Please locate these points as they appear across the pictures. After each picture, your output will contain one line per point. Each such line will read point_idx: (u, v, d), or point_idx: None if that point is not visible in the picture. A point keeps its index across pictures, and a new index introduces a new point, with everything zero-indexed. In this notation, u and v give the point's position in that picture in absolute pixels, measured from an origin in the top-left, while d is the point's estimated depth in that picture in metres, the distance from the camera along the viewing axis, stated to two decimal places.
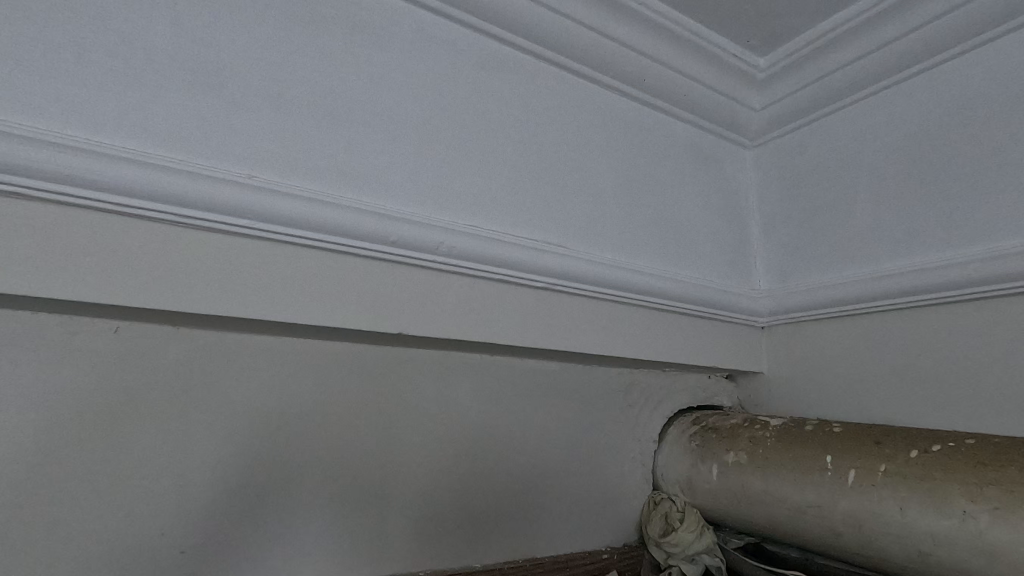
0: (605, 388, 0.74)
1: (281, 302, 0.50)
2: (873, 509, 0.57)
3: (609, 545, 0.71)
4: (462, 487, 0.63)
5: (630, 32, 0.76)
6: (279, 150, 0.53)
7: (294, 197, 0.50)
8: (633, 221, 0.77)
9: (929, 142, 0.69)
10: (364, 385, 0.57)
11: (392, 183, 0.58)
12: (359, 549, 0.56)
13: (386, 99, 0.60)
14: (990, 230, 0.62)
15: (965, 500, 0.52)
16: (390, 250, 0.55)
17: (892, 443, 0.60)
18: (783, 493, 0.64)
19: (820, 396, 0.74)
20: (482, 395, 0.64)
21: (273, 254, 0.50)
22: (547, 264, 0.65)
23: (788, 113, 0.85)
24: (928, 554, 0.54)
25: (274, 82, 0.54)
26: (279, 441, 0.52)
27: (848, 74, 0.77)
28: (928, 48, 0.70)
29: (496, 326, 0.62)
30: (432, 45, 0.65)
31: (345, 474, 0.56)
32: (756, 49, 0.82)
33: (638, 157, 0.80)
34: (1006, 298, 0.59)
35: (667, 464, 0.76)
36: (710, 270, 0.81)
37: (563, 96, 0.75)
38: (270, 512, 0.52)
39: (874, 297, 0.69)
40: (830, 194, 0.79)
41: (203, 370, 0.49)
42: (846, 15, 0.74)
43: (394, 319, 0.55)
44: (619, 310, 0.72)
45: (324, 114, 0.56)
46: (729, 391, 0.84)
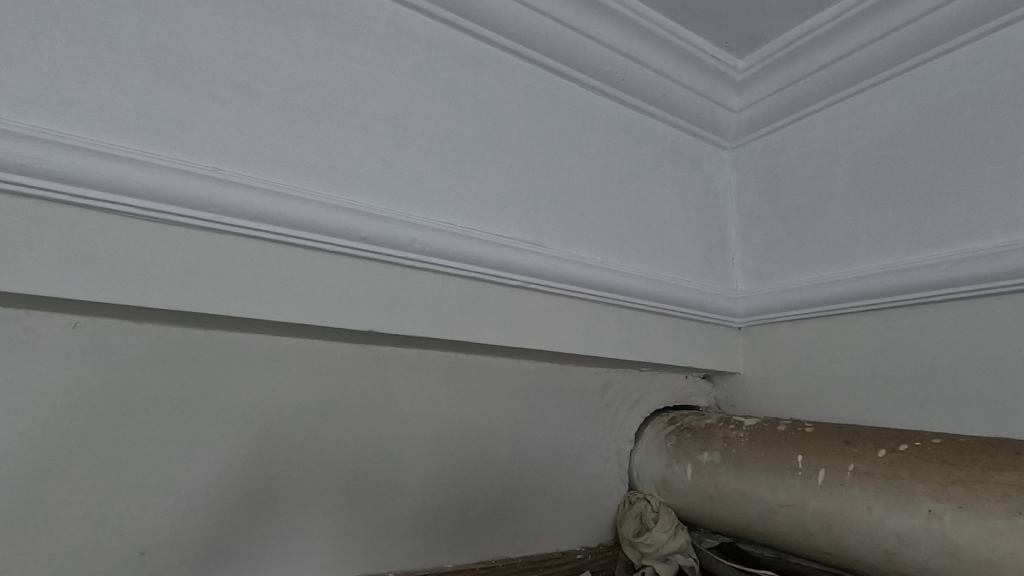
0: (582, 389, 0.74)
1: (254, 300, 0.48)
2: (839, 509, 0.53)
3: (584, 545, 0.73)
4: (438, 487, 0.63)
5: (609, 33, 0.72)
6: (245, 151, 0.49)
7: (258, 194, 0.47)
8: (619, 220, 0.74)
9: (906, 143, 0.68)
10: (341, 385, 0.58)
11: (354, 182, 0.54)
12: (358, 545, 0.58)
13: (358, 94, 0.56)
14: (965, 230, 0.61)
15: (929, 499, 0.47)
16: (361, 247, 0.52)
17: (861, 442, 0.56)
18: (755, 493, 0.61)
19: (796, 395, 0.74)
20: (463, 395, 0.65)
21: (244, 251, 0.48)
22: (527, 261, 0.61)
23: (765, 114, 0.84)
24: (894, 555, 0.49)
25: (221, 85, 0.49)
26: (247, 439, 0.53)
27: (826, 75, 0.76)
28: (905, 49, 0.68)
29: (477, 326, 0.59)
30: (410, 42, 0.60)
31: (316, 475, 0.56)
32: (735, 51, 0.80)
33: (624, 155, 0.76)
34: (980, 300, 0.59)
35: (643, 464, 0.77)
36: (692, 271, 0.80)
37: (544, 94, 0.70)
38: (241, 511, 0.52)
39: (854, 295, 0.68)
40: (807, 194, 0.78)
41: (168, 370, 0.50)
42: (826, 16, 0.72)
43: (366, 317, 0.52)
44: (605, 310, 0.69)
45: (287, 116, 0.51)
46: (706, 391, 0.85)
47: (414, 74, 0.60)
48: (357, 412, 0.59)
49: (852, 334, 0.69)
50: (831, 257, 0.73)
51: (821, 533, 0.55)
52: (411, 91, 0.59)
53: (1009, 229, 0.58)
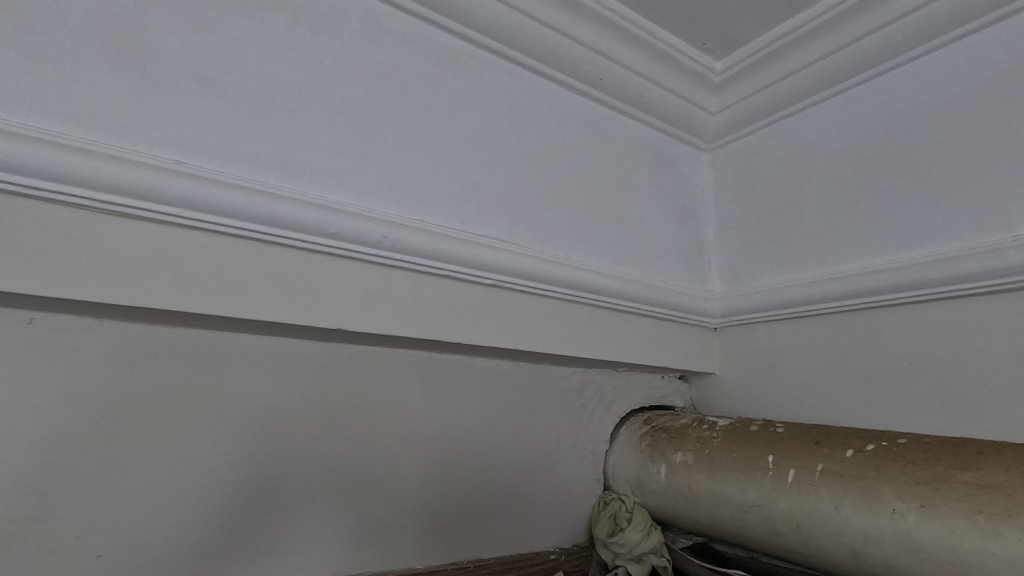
0: (557, 389, 0.74)
1: (218, 296, 0.46)
2: (808, 508, 0.53)
3: (558, 546, 0.73)
4: (411, 489, 0.62)
5: (587, 32, 0.72)
6: (210, 144, 0.48)
7: (224, 188, 0.46)
8: (596, 219, 0.73)
9: (877, 147, 0.69)
10: (311, 384, 0.57)
11: (323, 178, 0.53)
12: (333, 545, 0.57)
13: (329, 89, 0.55)
14: (933, 233, 0.62)
15: (894, 498, 0.48)
16: (330, 243, 0.51)
17: (831, 442, 0.56)
18: (727, 493, 0.61)
19: (770, 396, 0.75)
20: (436, 394, 0.64)
21: (208, 247, 0.47)
22: (501, 260, 0.61)
23: (742, 117, 0.85)
24: (860, 553, 0.50)
25: (185, 77, 0.48)
26: (208, 439, 0.52)
27: (801, 79, 0.77)
28: (876, 54, 0.69)
29: (450, 324, 0.58)
30: (384, 37, 0.59)
31: (285, 476, 0.55)
32: (713, 53, 0.80)
33: (601, 155, 0.76)
34: (947, 302, 0.59)
35: (618, 464, 0.77)
36: (668, 271, 0.80)
37: (521, 92, 0.70)
38: (206, 512, 0.51)
39: (828, 296, 0.69)
40: (782, 196, 0.79)
41: (129, 368, 0.49)
42: (801, 20, 0.73)
43: (335, 315, 0.52)
44: (580, 309, 0.69)
45: (255, 108, 0.50)
46: (682, 391, 0.85)
47: (388, 69, 0.59)
48: (327, 412, 0.58)
49: (825, 335, 0.70)
50: (805, 258, 0.74)
51: (790, 532, 0.55)
52: (384, 87, 0.58)
53: (975, 232, 0.59)
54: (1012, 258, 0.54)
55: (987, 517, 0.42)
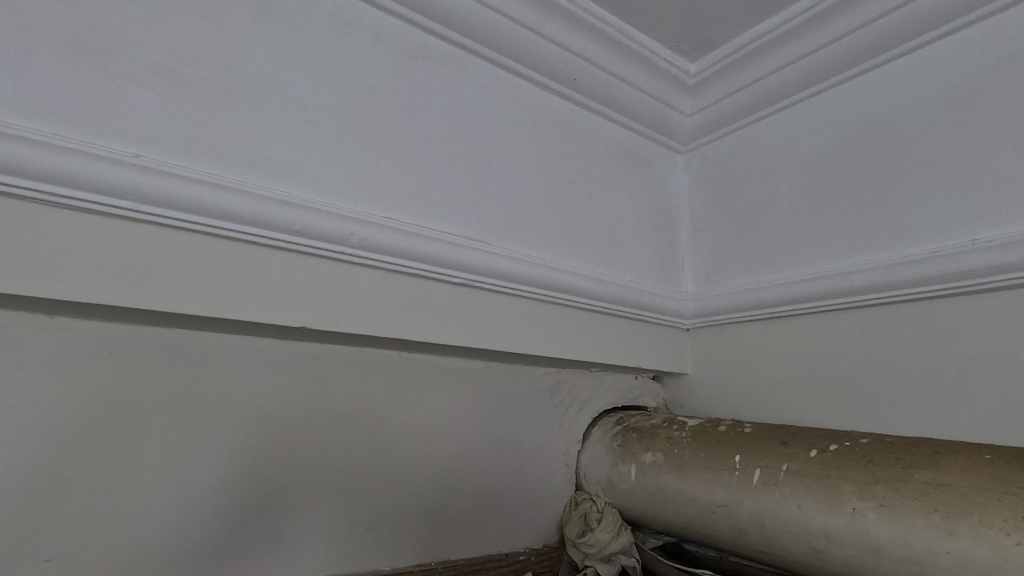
0: (530, 389, 0.74)
1: (175, 293, 0.45)
2: (773, 508, 0.54)
3: (528, 547, 0.73)
4: (379, 491, 0.62)
5: (562, 32, 0.72)
6: (171, 137, 0.47)
7: (184, 182, 0.45)
8: (569, 220, 0.73)
9: (845, 151, 0.70)
10: (276, 382, 0.56)
11: (290, 173, 0.52)
12: (296, 546, 0.57)
13: (298, 83, 0.54)
14: (899, 236, 0.63)
15: (855, 497, 0.48)
16: (294, 240, 0.50)
17: (796, 443, 0.56)
18: (695, 493, 0.62)
19: (741, 397, 0.75)
20: (404, 394, 0.63)
21: (165, 242, 0.45)
22: (472, 259, 0.60)
23: (716, 119, 0.85)
24: (821, 552, 0.50)
25: (145, 68, 0.47)
26: (165, 440, 0.50)
27: (773, 82, 0.77)
28: (844, 60, 0.70)
29: (417, 324, 0.58)
30: (353, 32, 0.59)
31: (247, 478, 0.54)
32: (687, 55, 0.81)
33: (575, 157, 0.76)
34: (910, 304, 0.60)
35: (590, 464, 0.77)
36: (641, 272, 0.81)
37: (495, 91, 0.69)
38: (164, 513, 0.50)
39: (797, 298, 0.69)
40: (754, 199, 0.80)
41: (83, 366, 0.48)
42: (772, 24, 0.74)
43: (297, 313, 0.51)
44: (552, 309, 0.69)
45: (219, 102, 0.49)
46: (655, 392, 0.85)
47: (358, 64, 0.58)
48: (292, 412, 0.57)
49: (794, 336, 0.70)
50: (775, 260, 0.75)
51: (755, 532, 0.55)
52: (353, 82, 0.58)
53: (938, 235, 0.60)
54: (973, 261, 0.55)
55: (942, 515, 0.43)
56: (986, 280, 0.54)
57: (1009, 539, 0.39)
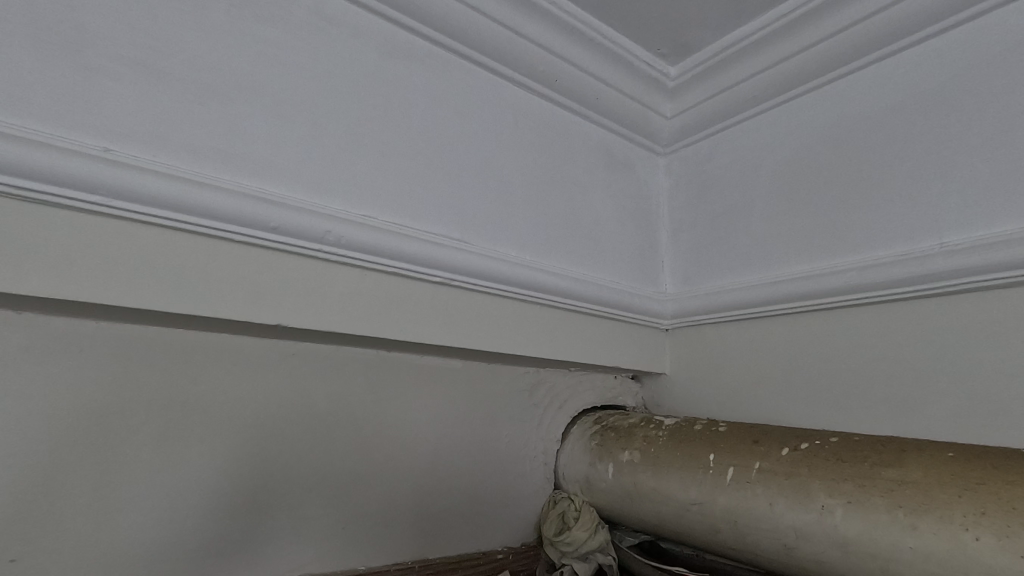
0: (510, 388, 0.74)
1: (147, 290, 0.45)
2: (745, 506, 0.54)
3: (505, 545, 0.74)
4: (355, 489, 0.62)
5: (542, 33, 0.72)
6: (144, 132, 0.46)
7: (157, 178, 0.45)
8: (548, 220, 0.74)
9: (820, 155, 0.71)
10: (252, 381, 0.55)
11: (265, 170, 0.52)
12: (271, 545, 0.57)
13: (275, 80, 0.54)
14: (870, 239, 0.64)
15: (824, 495, 0.49)
16: (271, 237, 0.50)
17: (768, 442, 0.57)
18: (670, 491, 0.62)
19: (718, 397, 0.76)
20: (382, 393, 0.63)
21: (138, 238, 0.45)
22: (450, 258, 0.61)
23: (695, 122, 0.86)
24: (792, 549, 0.51)
25: (117, 60, 0.46)
26: (138, 438, 0.50)
27: (751, 86, 0.79)
28: (818, 65, 0.72)
29: (395, 322, 0.58)
30: (332, 29, 0.58)
31: (223, 477, 0.54)
32: (667, 58, 0.82)
33: (554, 158, 0.77)
34: (880, 305, 0.62)
35: (568, 463, 0.77)
36: (621, 273, 0.82)
37: (475, 90, 0.69)
38: (136, 514, 0.50)
39: (772, 299, 0.71)
40: (732, 201, 0.81)
41: (52, 364, 0.46)
42: (749, 29, 0.75)
43: (272, 311, 0.50)
44: (531, 309, 0.69)
45: (194, 97, 0.49)
46: (634, 391, 0.86)
47: (337, 61, 0.58)
48: (267, 411, 0.56)
49: (770, 336, 0.71)
50: (751, 262, 0.76)
51: (727, 529, 0.56)
52: (332, 79, 0.57)
53: (907, 238, 0.61)
54: (940, 264, 0.57)
55: (905, 512, 0.44)
56: (952, 282, 0.56)
57: (968, 534, 0.40)
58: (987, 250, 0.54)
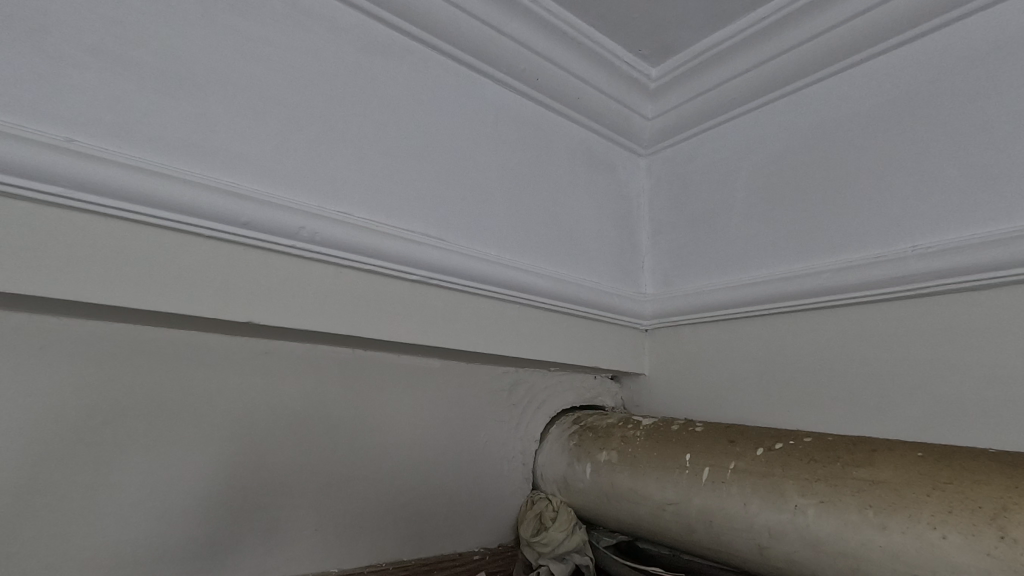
0: (488, 388, 0.73)
1: (112, 286, 0.43)
2: (719, 505, 0.55)
3: (482, 546, 0.73)
4: (329, 489, 0.61)
5: (523, 31, 0.72)
6: (110, 121, 0.45)
7: (123, 170, 0.43)
8: (528, 219, 0.73)
9: (797, 158, 0.72)
10: (223, 380, 0.54)
11: (237, 164, 0.50)
12: (242, 547, 0.55)
13: (249, 72, 0.52)
14: (845, 241, 0.65)
15: (797, 494, 0.50)
16: (242, 233, 0.49)
17: (743, 442, 0.58)
18: (647, 491, 0.62)
19: (696, 397, 0.77)
20: (357, 392, 0.62)
21: (101, 231, 0.43)
22: (427, 256, 0.60)
23: (675, 124, 0.87)
24: (765, 549, 0.51)
25: (81, 48, 0.44)
26: (103, 438, 0.48)
27: (731, 89, 0.79)
28: (796, 69, 0.72)
29: (372, 320, 0.57)
30: (310, 22, 0.57)
31: (192, 478, 0.53)
32: (648, 59, 0.82)
33: (535, 157, 0.76)
34: (854, 307, 0.62)
35: (546, 463, 0.77)
36: (600, 273, 0.82)
37: (454, 86, 0.69)
38: (101, 514, 0.48)
39: (750, 300, 0.71)
40: (711, 203, 0.81)
41: (10, 360, 0.45)
42: (729, 31, 0.75)
43: (243, 308, 0.49)
44: (510, 308, 0.69)
45: (162, 87, 0.48)
46: (614, 391, 0.86)
47: (314, 54, 0.57)
48: (239, 411, 0.55)
49: (747, 337, 0.72)
50: (729, 263, 0.77)
51: (702, 529, 0.56)
52: (308, 72, 0.56)
53: (881, 241, 0.62)
54: (912, 266, 0.57)
55: (875, 511, 0.44)
56: (923, 284, 0.56)
57: (935, 532, 0.41)
58: (957, 253, 0.55)
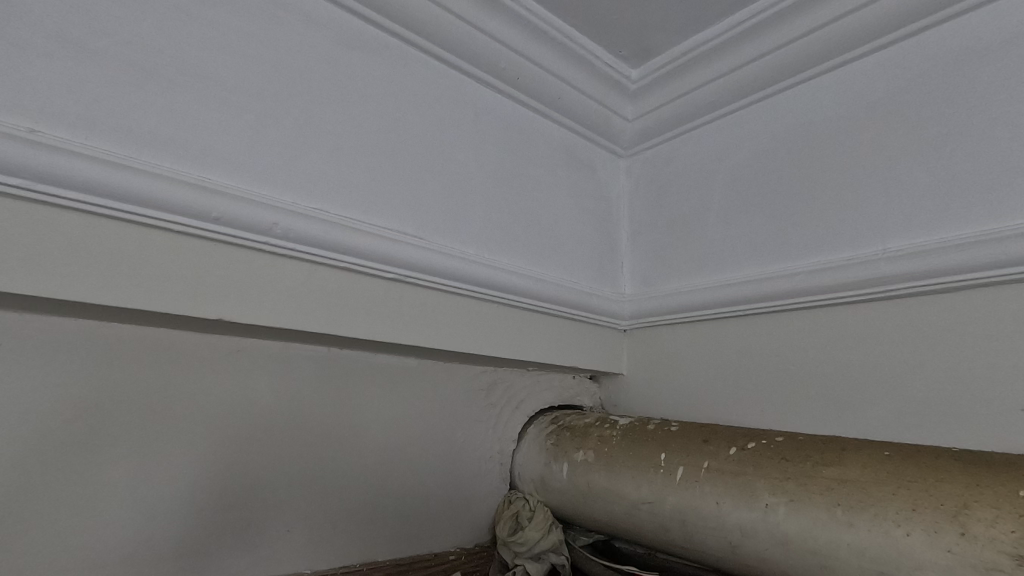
0: (466, 387, 0.73)
1: (76, 281, 0.42)
2: (693, 504, 0.55)
3: (458, 546, 0.73)
4: (302, 490, 0.60)
5: (503, 30, 0.72)
6: (77, 113, 0.44)
7: (87, 162, 0.42)
8: (506, 218, 0.73)
9: (773, 162, 0.73)
10: (192, 377, 0.53)
11: (209, 159, 0.50)
12: (210, 548, 0.54)
13: (223, 65, 0.52)
14: (819, 243, 0.66)
15: (768, 494, 0.50)
16: (213, 229, 0.48)
17: (717, 441, 0.58)
18: (623, 490, 0.63)
19: (673, 397, 0.77)
20: (331, 391, 0.61)
21: (65, 225, 0.42)
22: (404, 254, 0.60)
23: (655, 125, 0.87)
24: (737, 547, 0.51)
25: (47, 37, 0.43)
26: (67, 436, 0.47)
27: (709, 91, 0.80)
28: (773, 73, 0.73)
29: (347, 318, 0.56)
30: (286, 16, 0.57)
31: (161, 479, 0.51)
32: (628, 60, 0.83)
33: (514, 156, 0.76)
34: (826, 309, 0.63)
35: (524, 463, 0.77)
36: (579, 273, 0.82)
37: (434, 84, 0.68)
38: (64, 513, 0.47)
39: (726, 301, 0.72)
40: (689, 204, 0.82)
41: None
42: (708, 35, 0.76)
43: (213, 305, 0.48)
44: (488, 308, 0.69)
45: (129, 78, 0.46)
46: (592, 391, 0.86)
47: (289, 49, 0.56)
48: (209, 410, 0.54)
49: (723, 338, 0.73)
50: (707, 265, 0.77)
51: (676, 528, 0.57)
52: (284, 67, 0.56)
53: (853, 244, 0.63)
54: (883, 269, 0.58)
55: (843, 509, 0.45)
56: (892, 287, 0.58)
57: (900, 530, 0.42)
58: (925, 256, 0.56)
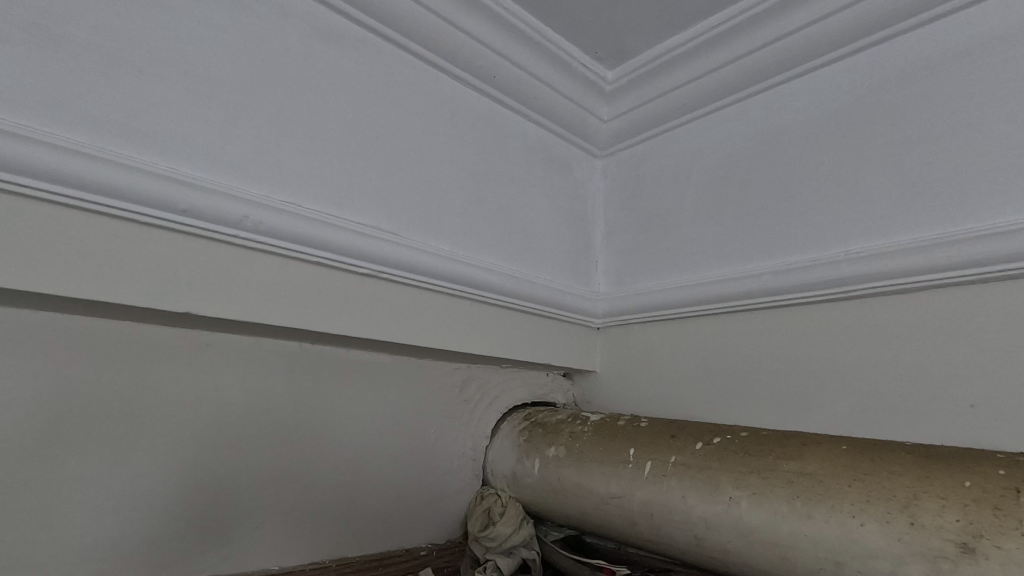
0: (440, 383, 0.73)
1: (37, 272, 0.41)
2: (660, 498, 0.56)
3: (429, 542, 0.74)
4: (271, 485, 0.59)
5: (480, 29, 0.73)
6: (39, 100, 0.43)
7: (50, 151, 0.41)
8: (481, 215, 0.74)
9: (743, 165, 0.75)
10: (159, 370, 0.51)
11: (178, 150, 0.49)
12: (178, 544, 0.54)
13: (193, 55, 0.51)
14: (785, 245, 0.68)
15: (732, 486, 0.51)
16: (181, 221, 0.47)
17: (684, 436, 0.60)
18: (593, 485, 0.64)
19: (644, 394, 0.79)
20: (302, 386, 0.60)
21: (25, 214, 0.41)
22: (378, 249, 0.60)
23: (630, 127, 0.89)
24: (701, 540, 0.53)
25: (7, 21, 0.42)
26: (27, 432, 0.46)
27: (683, 94, 0.82)
28: (744, 78, 0.75)
29: (319, 312, 0.56)
30: (260, 7, 0.56)
31: (128, 475, 0.51)
32: (604, 61, 0.84)
33: (489, 154, 0.77)
34: (791, 308, 0.65)
35: (496, 458, 0.77)
36: (554, 271, 0.83)
37: (410, 80, 0.68)
38: (26, 509, 0.46)
39: (696, 300, 0.73)
40: (662, 204, 0.83)
41: None
42: (681, 38, 0.78)
43: (181, 297, 0.47)
44: (462, 304, 0.69)
45: (95, 67, 0.45)
46: (565, 388, 0.87)
47: (261, 40, 0.56)
48: (176, 405, 0.52)
49: (694, 335, 0.74)
50: (679, 265, 0.79)
51: (643, 521, 0.58)
52: (256, 59, 0.55)
53: (817, 246, 0.65)
54: (845, 269, 0.60)
55: (802, 501, 0.46)
56: (854, 287, 0.60)
57: (855, 521, 0.43)
58: (886, 258, 0.58)
